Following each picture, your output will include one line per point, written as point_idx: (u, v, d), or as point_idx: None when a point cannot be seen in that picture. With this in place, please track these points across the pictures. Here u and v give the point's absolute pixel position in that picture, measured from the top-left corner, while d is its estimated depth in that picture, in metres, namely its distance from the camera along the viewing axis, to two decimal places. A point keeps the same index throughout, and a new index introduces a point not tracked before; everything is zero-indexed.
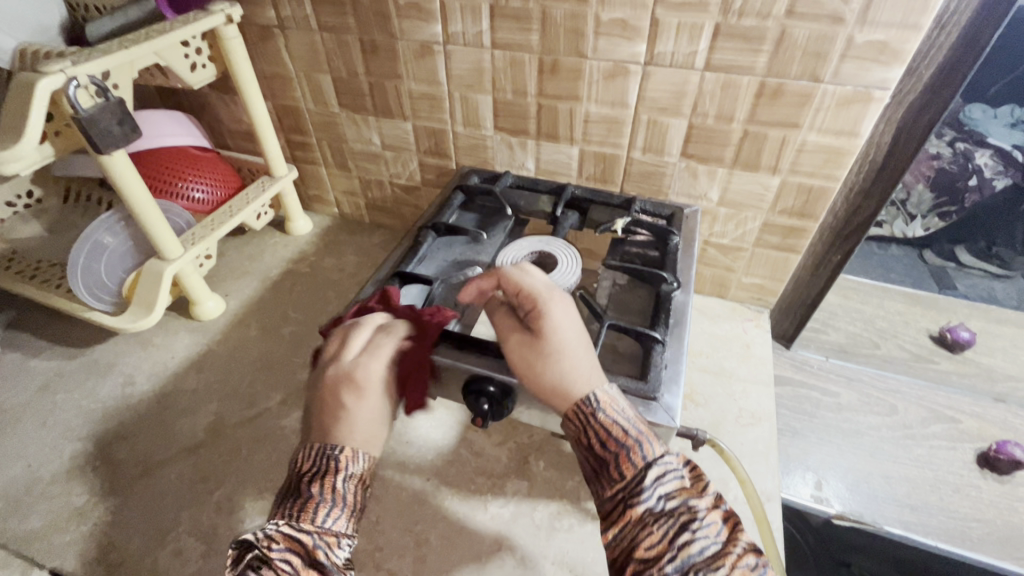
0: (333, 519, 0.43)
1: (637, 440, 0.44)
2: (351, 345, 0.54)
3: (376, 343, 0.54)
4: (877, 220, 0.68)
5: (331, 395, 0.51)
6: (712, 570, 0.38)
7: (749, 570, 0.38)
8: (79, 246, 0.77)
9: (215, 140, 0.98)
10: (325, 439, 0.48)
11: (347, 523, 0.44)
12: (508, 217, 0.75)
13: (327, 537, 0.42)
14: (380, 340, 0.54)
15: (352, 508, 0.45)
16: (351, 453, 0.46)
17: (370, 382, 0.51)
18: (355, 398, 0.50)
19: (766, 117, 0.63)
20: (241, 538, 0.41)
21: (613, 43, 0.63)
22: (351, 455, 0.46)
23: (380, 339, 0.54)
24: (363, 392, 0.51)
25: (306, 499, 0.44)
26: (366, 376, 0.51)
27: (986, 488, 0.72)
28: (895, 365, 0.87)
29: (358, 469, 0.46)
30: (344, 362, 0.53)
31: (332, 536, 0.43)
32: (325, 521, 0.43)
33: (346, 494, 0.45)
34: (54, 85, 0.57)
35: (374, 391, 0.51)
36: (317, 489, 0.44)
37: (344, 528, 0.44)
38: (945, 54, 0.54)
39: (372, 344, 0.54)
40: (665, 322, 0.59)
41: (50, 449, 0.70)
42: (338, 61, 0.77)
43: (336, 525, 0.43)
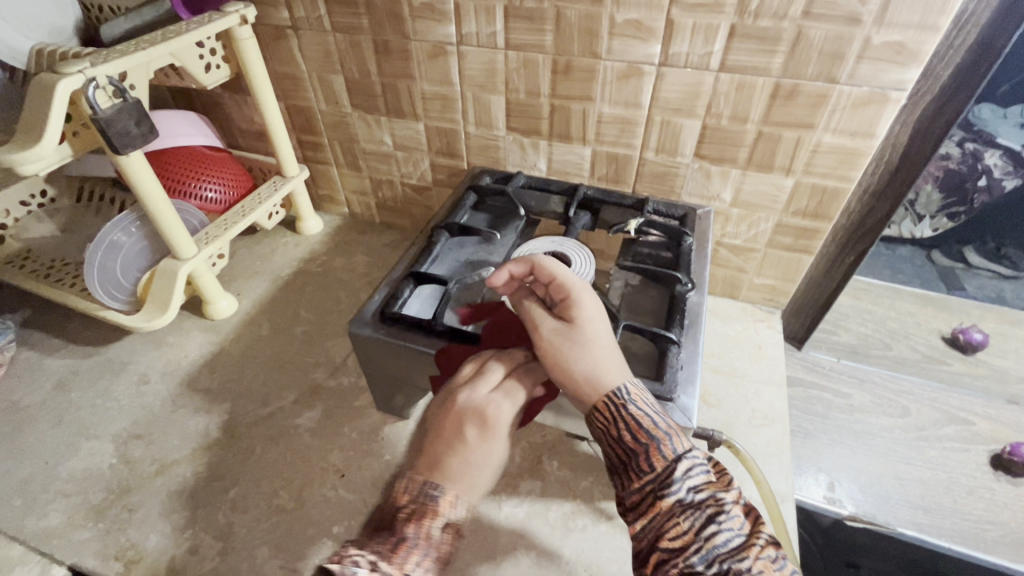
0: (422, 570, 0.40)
1: (667, 432, 0.45)
2: (487, 375, 0.50)
3: (516, 386, 0.50)
4: (891, 221, 0.67)
5: (455, 425, 0.46)
6: (738, 561, 0.38)
7: (772, 563, 0.39)
8: (96, 245, 0.77)
9: (226, 140, 0.99)
10: (434, 478, 0.44)
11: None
12: (520, 217, 0.75)
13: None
14: (517, 380, 0.50)
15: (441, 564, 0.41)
16: (454, 501, 0.43)
17: (500, 426, 0.47)
18: (478, 437, 0.45)
19: (780, 117, 0.63)
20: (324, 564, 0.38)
21: (628, 43, 0.63)
22: (452, 503, 0.43)
23: (519, 381, 0.50)
24: (490, 433, 0.46)
25: (402, 540, 0.41)
26: (499, 419, 0.47)
27: (1000, 490, 0.72)
28: (908, 366, 0.87)
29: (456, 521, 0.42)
30: (476, 392, 0.49)
31: None
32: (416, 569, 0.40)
33: (440, 546, 0.41)
34: (73, 85, 0.57)
35: (500, 437, 0.47)
36: (411, 533, 0.41)
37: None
38: (963, 54, 0.54)
39: (509, 381, 0.50)
40: (680, 323, 0.59)
41: (66, 448, 0.70)
42: (351, 62, 0.78)
43: None
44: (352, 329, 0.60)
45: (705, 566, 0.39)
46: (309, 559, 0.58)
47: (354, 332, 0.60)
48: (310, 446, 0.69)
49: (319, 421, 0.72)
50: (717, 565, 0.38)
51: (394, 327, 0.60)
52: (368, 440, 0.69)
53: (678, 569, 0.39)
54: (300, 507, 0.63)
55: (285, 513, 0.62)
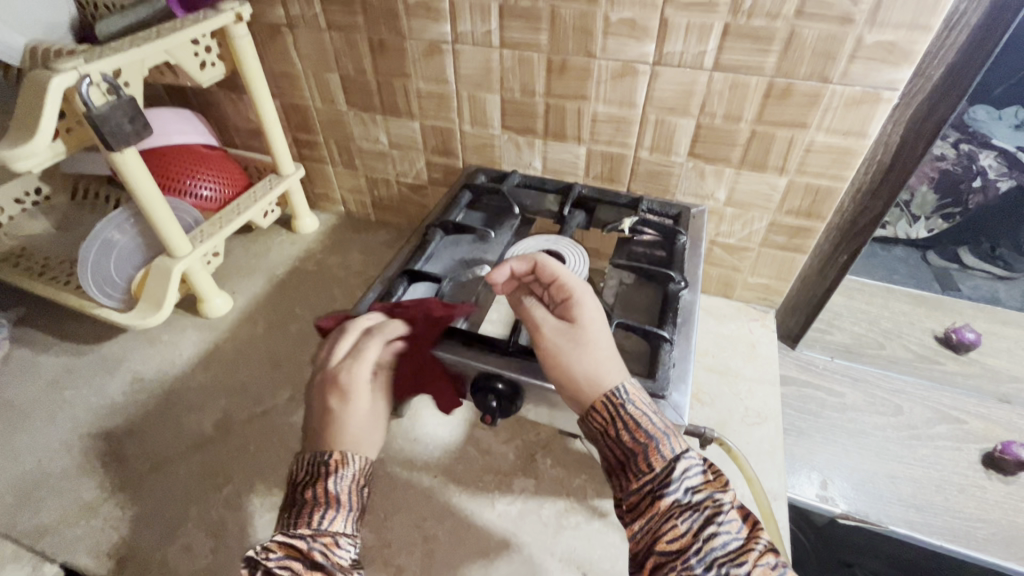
0: (330, 521, 0.45)
1: (665, 433, 0.45)
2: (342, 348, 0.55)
3: (366, 345, 0.54)
4: (884, 220, 0.68)
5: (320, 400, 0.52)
6: (736, 565, 0.38)
7: (770, 568, 0.39)
8: (89, 243, 0.77)
9: (222, 138, 0.99)
10: (321, 445, 0.49)
11: (345, 524, 0.46)
12: (515, 216, 0.75)
13: (323, 538, 0.44)
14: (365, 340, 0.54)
15: (351, 509, 0.47)
16: (341, 457, 0.48)
17: (357, 385, 0.52)
18: (339, 401, 0.51)
19: (774, 116, 0.63)
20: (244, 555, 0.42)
21: (622, 42, 0.63)
22: (342, 459, 0.48)
23: (368, 341, 0.54)
24: (350, 395, 0.51)
25: (307, 505, 0.46)
26: (355, 377, 0.52)
27: (991, 489, 0.72)
28: (901, 365, 0.87)
29: (352, 472, 0.48)
30: (332, 366, 0.54)
31: (330, 536, 0.44)
32: (325, 521, 0.45)
33: (343, 495, 0.47)
34: (66, 82, 0.57)
35: (360, 392, 0.52)
36: (311, 495, 0.46)
37: (345, 527, 0.45)
38: (955, 54, 0.54)
39: (357, 345, 0.55)
40: (673, 321, 0.59)
41: (59, 445, 0.70)
42: (347, 60, 0.78)
43: (332, 526, 0.45)
44: (347, 328, 0.60)
45: (704, 569, 0.39)
46: None
47: None
48: None
49: None
50: (716, 568, 0.39)
51: None
52: None
53: (676, 571, 0.39)
54: None
55: (278, 510, 0.62)
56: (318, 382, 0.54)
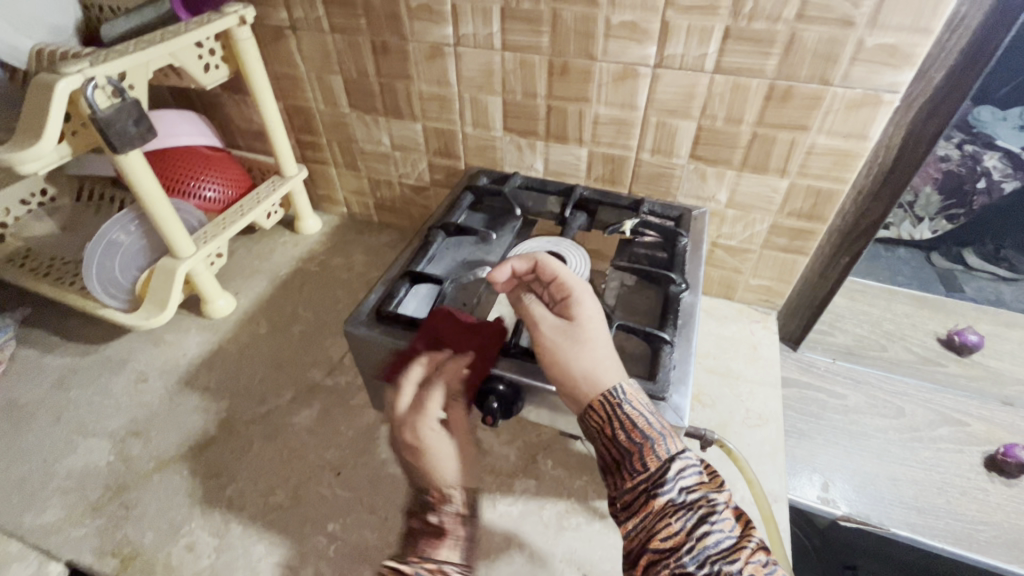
0: (436, 550, 0.46)
1: (661, 432, 0.45)
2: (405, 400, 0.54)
3: (427, 394, 0.53)
4: (885, 222, 0.68)
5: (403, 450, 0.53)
6: (728, 563, 0.38)
7: (763, 567, 0.39)
8: (94, 244, 0.79)
9: (225, 139, 0.99)
10: (420, 484, 0.51)
11: (452, 555, 0.46)
12: (516, 218, 0.75)
13: (428, 564, 0.45)
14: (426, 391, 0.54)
15: (456, 538, 0.47)
16: (440, 492, 0.49)
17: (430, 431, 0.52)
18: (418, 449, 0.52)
19: (775, 119, 0.63)
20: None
21: (623, 45, 0.63)
22: (440, 494, 0.49)
23: (428, 391, 0.54)
24: (426, 445, 0.51)
25: (418, 537, 0.47)
26: (426, 425, 0.52)
27: (993, 491, 0.72)
28: (902, 367, 0.87)
29: (449, 505, 0.49)
30: (401, 419, 0.54)
31: (435, 564, 0.45)
32: (433, 551, 0.46)
33: (446, 526, 0.48)
34: (72, 85, 0.58)
35: (435, 436, 0.52)
36: (422, 529, 0.48)
37: (450, 556, 0.46)
38: (956, 56, 0.54)
39: (420, 394, 0.54)
40: (674, 323, 0.59)
41: (65, 445, 0.71)
42: (350, 63, 0.78)
43: (439, 556, 0.45)
44: (347, 328, 0.61)
45: (696, 567, 0.39)
46: (306, 557, 0.59)
47: (350, 331, 0.60)
48: (306, 444, 0.69)
49: (316, 419, 0.72)
50: (708, 566, 0.39)
51: (390, 326, 0.60)
52: (364, 438, 0.70)
53: (669, 569, 0.39)
54: (296, 504, 0.63)
55: (281, 511, 0.63)
56: (397, 435, 0.54)
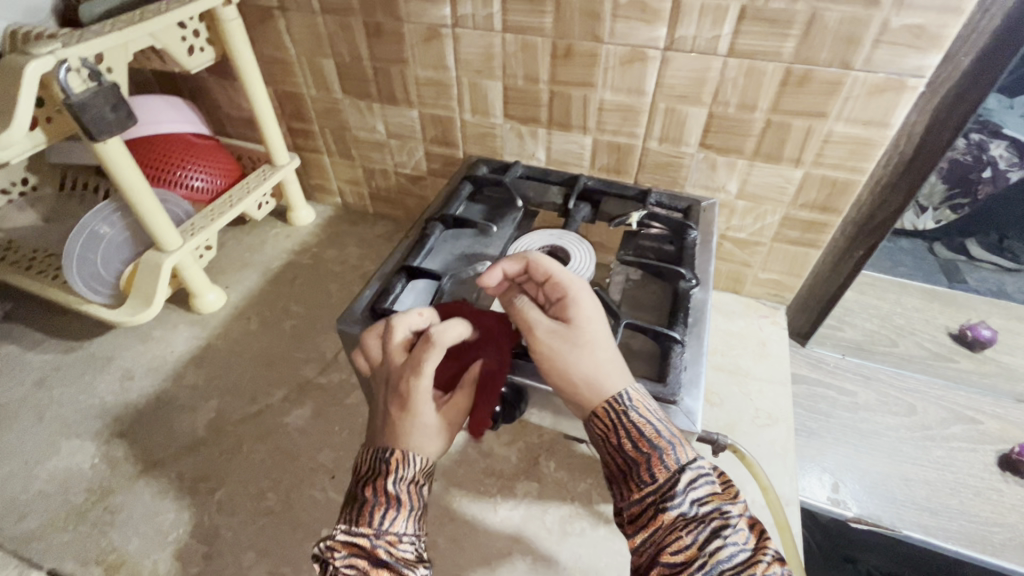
0: (391, 521, 0.43)
1: (670, 441, 0.42)
2: (399, 352, 0.50)
3: (423, 351, 0.47)
4: (904, 214, 0.65)
5: (388, 395, 0.49)
6: None
7: None
8: (76, 235, 0.74)
9: (214, 126, 0.95)
10: (384, 440, 0.47)
11: (405, 524, 0.43)
12: (517, 209, 0.72)
13: (386, 537, 0.42)
14: (424, 348, 0.48)
15: (414, 507, 0.44)
16: (402, 455, 0.45)
17: (421, 393, 0.47)
18: (404, 407, 0.47)
19: (792, 105, 0.60)
20: (313, 553, 0.42)
21: (631, 27, 0.60)
22: (403, 458, 0.45)
23: (423, 347, 0.47)
24: (407, 403, 0.47)
25: (370, 505, 0.43)
26: (419, 390, 0.47)
27: (1007, 492, 0.70)
28: (913, 363, 0.85)
29: (408, 472, 0.45)
30: (395, 366, 0.49)
31: (391, 536, 0.42)
32: (387, 523, 0.43)
33: (403, 495, 0.44)
34: (43, 68, 0.54)
35: (425, 403, 0.47)
36: (371, 493, 0.44)
37: (404, 526, 0.43)
38: (987, 39, 0.51)
39: (416, 353, 0.48)
40: (684, 321, 0.57)
41: (47, 446, 0.68)
42: (342, 45, 0.74)
43: (393, 526, 0.43)
44: (341, 326, 0.58)
45: None
46: (299, 564, 0.56)
47: (343, 329, 0.58)
48: (299, 445, 0.67)
49: (310, 419, 0.69)
50: None
51: None
52: (359, 440, 0.67)
53: None
54: (287, 508, 0.61)
55: (273, 516, 0.60)
56: (384, 379, 0.50)
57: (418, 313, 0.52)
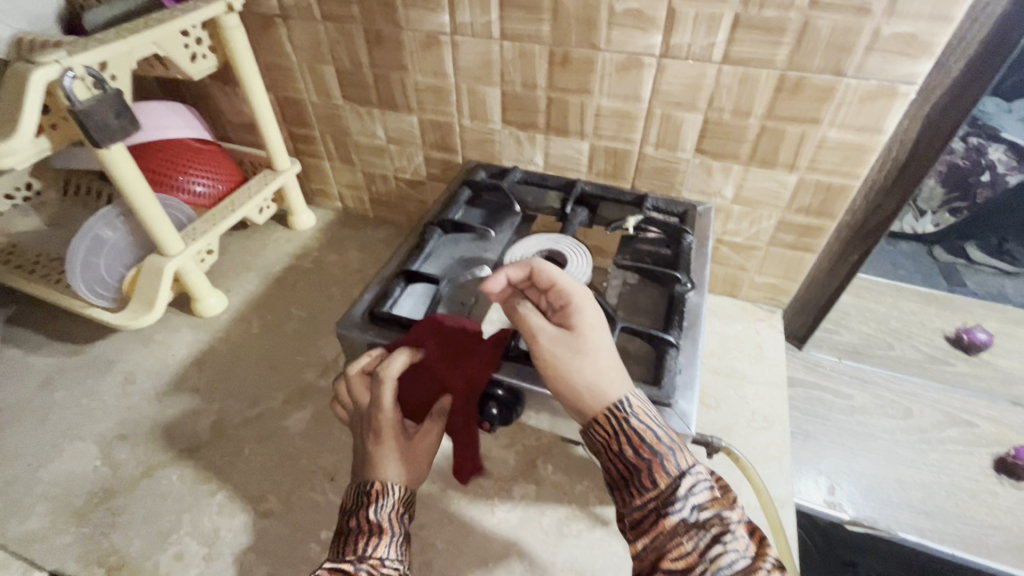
0: (374, 547, 0.44)
1: (671, 447, 0.43)
2: (363, 392, 0.53)
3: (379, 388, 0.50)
4: (898, 219, 0.65)
5: (363, 436, 0.52)
6: None
7: None
8: (80, 239, 0.75)
9: (216, 132, 0.96)
10: (363, 475, 0.49)
11: (389, 550, 0.44)
12: (515, 214, 0.73)
13: (369, 561, 0.43)
14: (376, 385, 0.50)
15: (396, 533, 0.45)
16: (380, 485, 0.47)
17: (387, 426, 0.50)
18: (376, 442, 0.50)
19: (786, 111, 0.61)
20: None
21: (627, 34, 0.61)
22: (382, 488, 0.47)
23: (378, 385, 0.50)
24: (379, 440, 0.50)
25: (353, 535, 0.45)
26: (385, 424, 0.50)
27: (1003, 494, 0.71)
28: (910, 366, 0.85)
29: (388, 499, 0.47)
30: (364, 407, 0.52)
31: (376, 560, 0.43)
32: (371, 548, 0.44)
33: (385, 522, 0.46)
34: (48, 76, 0.55)
35: (392, 434, 0.50)
36: (354, 524, 0.46)
37: (388, 551, 0.44)
38: (977, 47, 0.52)
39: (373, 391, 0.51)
40: (679, 324, 0.57)
41: (50, 449, 0.69)
42: (343, 52, 0.75)
43: (377, 552, 0.44)
44: (340, 330, 0.59)
45: None
46: (298, 565, 0.57)
47: (342, 333, 0.59)
48: (299, 448, 0.67)
49: (310, 422, 0.70)
50: None
51: (383, 328, 0.58)
52: None
53: None
54: (287, 510, 0.61)
55: (273, 518, 0.61)
56: (359, 420, 0.53)
57: (370, 352, 0.54)
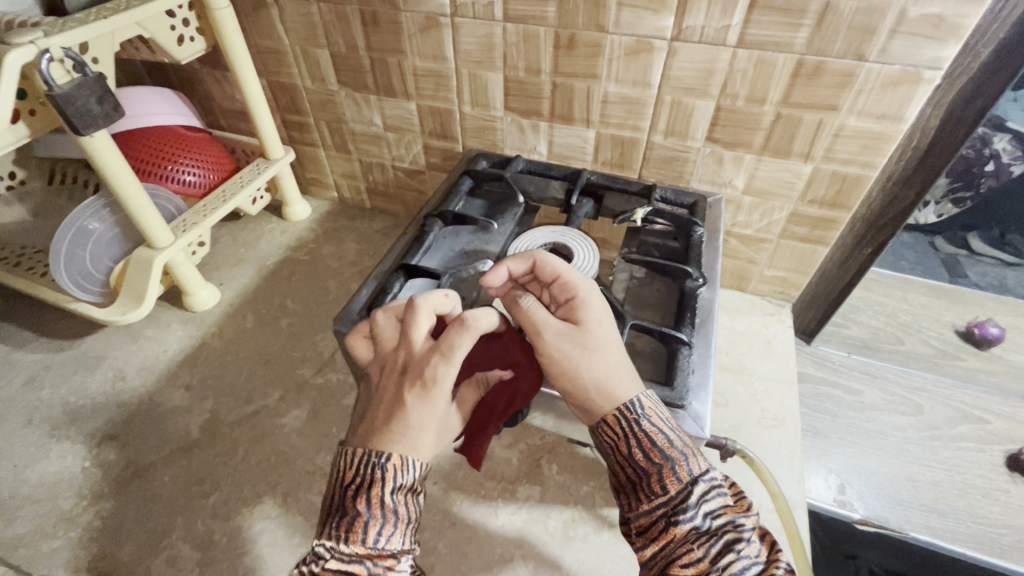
0: (387, 538, 0.40)
1: (683, 452, 0.41)
2: (421, 338, 0.47)
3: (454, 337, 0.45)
4: (916, 210, 0.63)
5: (401, 382, 0.45)
6: None
7: None
8: (63, 232, 0.72)
9: (206, 119, 0.93)
10: (385, 437, 0.43)
11: (401, 537, 0.41)
12: (518, 205, 0.70)
13: (384, 558, 0.39)
14: (455, 332, 0.45)
15: (410, 522, 0.41)
16: (401, 460, 0.41)
17: (443, 383, 0.44)
18: (420, 397, 0.43)
19: (803, 98, 0.58)
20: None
21: (638, 16, 0.58)
22: (402, 462, 0.41)
23: (456, 333, 0.45)
24: (428, 394, 0.43)
25: (364, 519, 0.40)
26: (440, 379, 0.44)
27: (1016, 493, 0.69)
28: (920, 362, 0.84)
29: (407, 478, 0.41)
30: (415, 352, 0.46)
31: (388, 556, 0.39)
32: (383, 541, 0.40)
33: (400, 507, 0.41)
34: (24, 58, 0.51)
35: (444, 395, 0.44)
36: (365, 507, 0.40)
37: (401, 542, 0.41)
38: (1007, 30, 0.49)
39: (444, 339, 0.45)
40: (691, 321, 0.55)
41: (37, 450, 0.66)
42: (337, 35, 0.72)
43: (390, 544, 0.40)
44: (337, 328, 0.57)
45: None
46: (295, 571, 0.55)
47: (340, 330, 0.56)
48: (296, 448, 0.65)
49: (306, 421, 0.68)
50: None
51: None
52: None
53: None
54: (284, 513, 0.59)
55: (268, 521, 0.59)
56: (397, 365, 0.46)
57: (445, 295, 0.50)
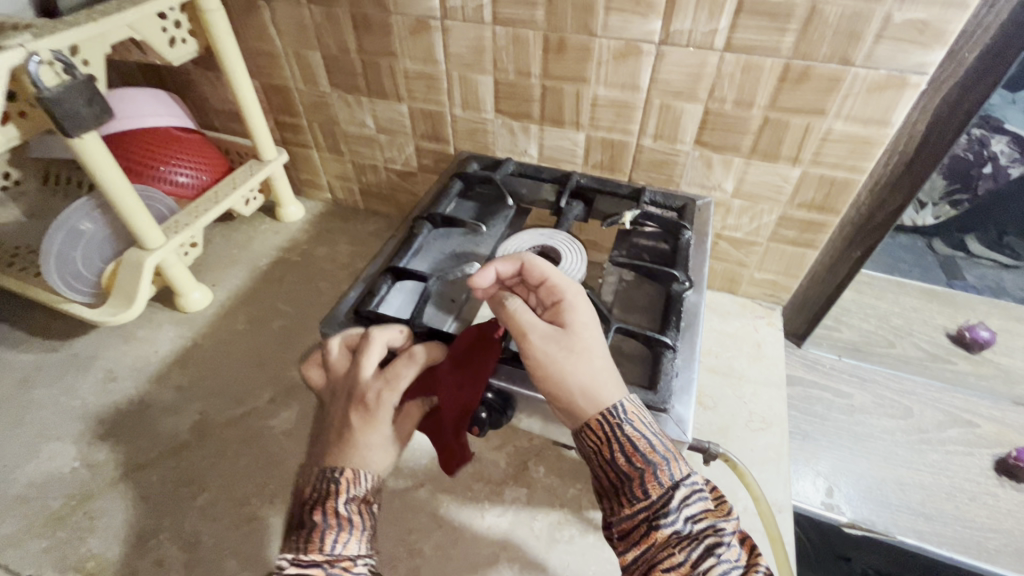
0: (343, 544, 0.41)
1: (665, 457, 0.41)
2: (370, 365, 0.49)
3: (397, 369, 0.48)
4: (903, 216, 0.63)
5: (347, 406, 0.48)
6: None
7: None
8: (55, 233, 0.72)
9: (201, 120, 0.93)
10: (336, 458, 0.46)
11: (358, 545, 0.42)
12: (508, 207, 0.71)
13: (340, 563, 0.40)
14: (400, 365, 0.48)
15: (366, 527, 0.43)
16: (353, 475, 0.45)
17: (386, 408, 0.47)
18: (365, 419, 0.47)
19: (790, 103, 0.58)
20: None
21: (626, 20, 0.58)
22: (354, 477, 0.45)
23: (404, 366, 0.48)
24: (371, 418, 0.47)
25: (319, 529, 0.42)
26: (383, 404, 0.47)
27: (1004, 497, 0.69)
28: (911, 365, 0.84)
29: (360, 491, 0.45)
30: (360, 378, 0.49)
31: (345, 560, 0.41)
32: (339, 546, 0.41)
33: (354, 515, 0.43)
34: (13, 61, 0.52)
35: (386, 419, 0.47)
36: (320, 517, 0.42)
37: (359, 548, 0.42)
38: (993, 35, 0.49)
39: (391, 369, 0.48)
40: (676, 326, 0.55)
41: (27, 450, 0.67)
42: (329, 37, 0.72)
43: (346, 549, 0.41)
44: (324, 331, 0.57)
45: None
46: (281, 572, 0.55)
47: (327, 333, 0.57)
48: (284, 449, 0.65)
49: (296, 422, 0.68)
50: None
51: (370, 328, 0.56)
52: None
53: None
54: (271, 514, 0.59)
55: (256, 522, 0.59)
56: (344, 389, 0.50)
57: (400, 330, 0.52)
